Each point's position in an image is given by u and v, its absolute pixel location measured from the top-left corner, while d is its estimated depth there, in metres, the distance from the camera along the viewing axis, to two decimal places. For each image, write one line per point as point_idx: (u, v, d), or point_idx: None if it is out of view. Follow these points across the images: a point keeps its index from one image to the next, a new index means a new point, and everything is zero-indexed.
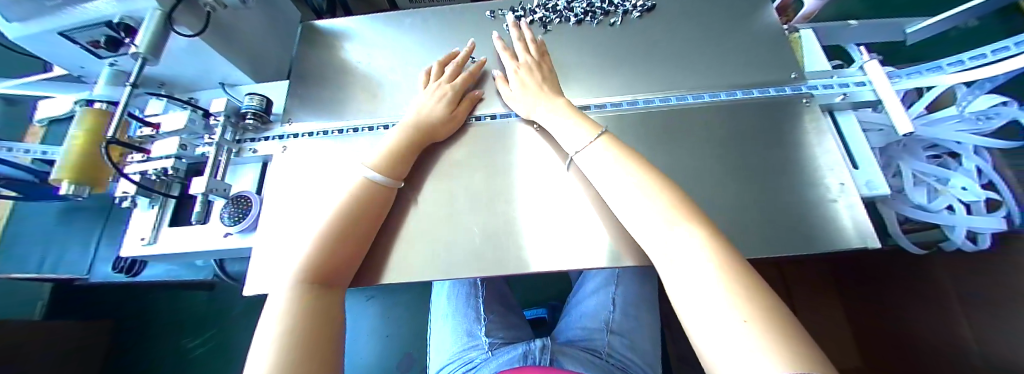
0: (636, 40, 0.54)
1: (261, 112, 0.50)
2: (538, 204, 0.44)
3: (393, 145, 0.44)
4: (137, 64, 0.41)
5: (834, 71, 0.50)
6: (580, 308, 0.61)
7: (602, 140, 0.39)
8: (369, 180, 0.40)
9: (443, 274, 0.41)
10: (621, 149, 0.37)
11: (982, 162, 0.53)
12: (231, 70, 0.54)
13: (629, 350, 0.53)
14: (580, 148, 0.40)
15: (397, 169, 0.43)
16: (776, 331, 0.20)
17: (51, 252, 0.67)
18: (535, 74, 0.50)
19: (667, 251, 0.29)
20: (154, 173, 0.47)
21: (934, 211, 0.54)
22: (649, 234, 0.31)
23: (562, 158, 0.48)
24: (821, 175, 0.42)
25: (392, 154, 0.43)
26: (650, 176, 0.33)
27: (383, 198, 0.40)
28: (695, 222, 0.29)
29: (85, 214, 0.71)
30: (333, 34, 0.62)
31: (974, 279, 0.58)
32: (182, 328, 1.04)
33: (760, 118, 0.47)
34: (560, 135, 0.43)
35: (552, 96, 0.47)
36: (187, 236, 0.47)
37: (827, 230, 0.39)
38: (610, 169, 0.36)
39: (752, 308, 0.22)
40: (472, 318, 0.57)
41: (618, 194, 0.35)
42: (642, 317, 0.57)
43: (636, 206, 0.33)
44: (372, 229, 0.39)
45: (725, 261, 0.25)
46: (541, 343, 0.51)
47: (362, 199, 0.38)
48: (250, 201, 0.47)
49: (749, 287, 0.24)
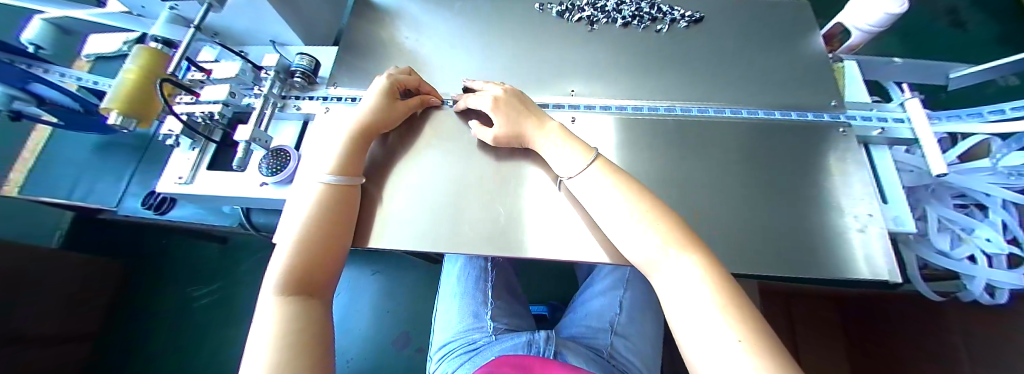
0: (679, 49, 0.55)
1: (309, 73, 0.53)
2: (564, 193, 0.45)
3: (347, 145, 0.42)
4: (203, 9, 0.45)
5: (874, 104, 0.51)
6: (586, 308, 0.61)
7: (597, 164, 0.37)
8: (328, 185, 0.38)
9: (469, 250, 0.42)
10: (622, 178, 0.35)
11: (1009, 217, 0.53)
12: (284, 29, 0.56)
13: (631, 354, 0.53)
14: (574, 175, 0.38)
15: (353, 166, 0.42)
16: (766, 352, 0.21)
17: (84, 182, 0.69)
18: (506, 103, 0.46)
19: (656, 260, 0.29)
20: (201, 116, 0.49)
21: (955, 259, 0.53)
22: (633, 243, 0.31)
23: (552, 177, 0.47)
24: (852, 205, 0.42)
25: (347, 153, 0.42)
26: (644, 200, 0.32)
27: (348, 196, 0.40)
28: (687, 239, 0.29)
29: (121, 151, 0.73)
30: (384, 7, 0.63)
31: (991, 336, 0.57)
32: (188, 277, 1.06)
33: (795, 140, 0.47)
34: (555, 160, 0.41)
35: (543, 118, 0.44)
36: (223, 181, 0.49)
37: (837, 262, 0.39)
38: (597, 180, 0.35)
39: (745, 329, 0.22)
40: (479, 301, 0.58)
41: (607, 212, 0.34)
42: (647, 323, 0.58)
43: (622, 223, 0.32)
44: (350, 213, 0.40)
45: (715, 279, 0.26)
46: (546, 334, 0.51)
47: (336, 200, 0.38)
48: (288, 155, 0.48)
49: (739, 306, 0.24)
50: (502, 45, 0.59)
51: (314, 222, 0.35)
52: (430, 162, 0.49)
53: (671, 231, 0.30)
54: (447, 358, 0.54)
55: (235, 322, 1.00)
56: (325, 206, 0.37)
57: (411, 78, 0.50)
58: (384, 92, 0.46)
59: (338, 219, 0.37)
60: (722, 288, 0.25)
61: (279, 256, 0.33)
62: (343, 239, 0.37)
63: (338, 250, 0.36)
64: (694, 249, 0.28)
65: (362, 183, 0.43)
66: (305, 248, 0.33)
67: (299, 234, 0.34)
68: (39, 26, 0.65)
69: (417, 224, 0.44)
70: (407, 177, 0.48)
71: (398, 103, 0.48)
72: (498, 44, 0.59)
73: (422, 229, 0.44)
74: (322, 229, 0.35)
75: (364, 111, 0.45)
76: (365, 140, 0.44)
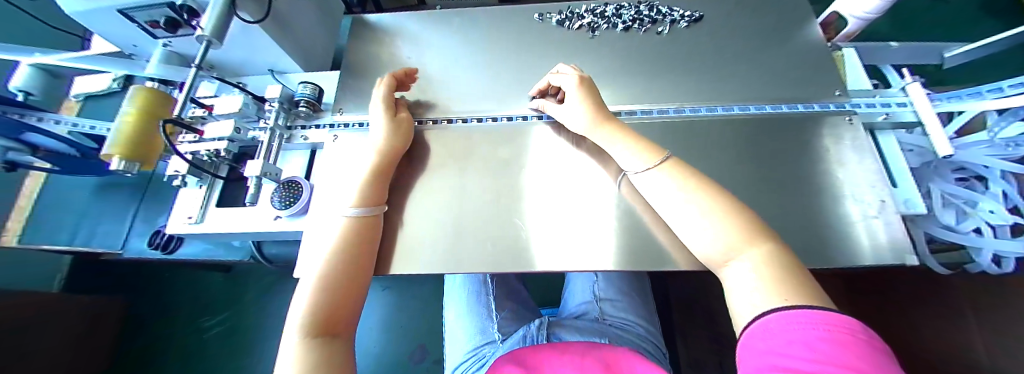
0: (683, 50, 0.56)
1: (313, 101, 0.51)
2: (575, 204, 0.46)
3: (368, 174, 0.42)
4: (202, 47, 0.43)
5: (876, 90, 0.51)
6: (570, 288, 0.66)
7: (664, 167, 0.38)
8: (350, 217, 0.38)
9: (494, 268, 0.42)
10: (682, 172, 0.37)
11: (1008, 186, 0.55)
12: (282, 56, 0.55)
13: (621, 311, 0.57)
14: (637, 171, 0.40)
15: (376, 194, 0.42)
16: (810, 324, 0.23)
17: (87, 226, 0.68)
18: (593, 94, 0.46)
19: (725, 255, 0.31)
20: (206, 153, 0.49)
21: (962, 233, 0.55)
22: (698, 240, 0.33)
23: (612, 175, 0.48)
24: (868, 191, 0.43)
25: (370, 183, 0.42)
26: (715, 199, 0.34)
27: (371, 226, 0.40)
28: (754, 233, 0.31)
29: (120, 190, 0.72)
30: (381, 26, 0.63)
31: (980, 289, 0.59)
32: (195, 308, 1.05)
33: (807, 132, 0.48)
34: (618, 158, 0.43)
35: (603, 118, 0.44)
36: (235, 217, 0.49)
37: (853, 251, 0.40)
38: (661, 181, 0.38)
39: (794, 308, 0.25)
40: (486, 315, 0.59)
41: (673, 214, 0.36)
42: (621, 281, 0.62)
43: (688, 219, 0.35)
44: (371, 244, 0.39)
45: (778, 270, 0.28)
46: (540, 321, 0.54)
47: (361, 230, 0.39)
48: (299, 186, 0.48)
49: (798, 294, 0.26)
50: (504, 57, 0.58)
51: (331, 261, 0.35)
52: (446, 182, 0.49)
53: (738, 227, 0.32)
54: None
55: (246, 351, 0.99)
56: (348, 242, 0.37)
57: (393, 84, 0.50)
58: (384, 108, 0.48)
59: (359, 252, 0.37)
60: (784, 282, 0.27)
61: (302, 296, 0.33)
62: (363, 272, 0.37)
63: (357, 285, 0.36)
64: (766, 244, 0.30)
65: (385, 209, 0.43)
66: (327, 290, 0.33)
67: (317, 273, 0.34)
68: (27, 71, 0.65)
69: (434, 246, 0.44)
70: (424, 200, 0.47)
71: (398, 114, 0.49)
72: (500, 56, 0.59)
73: (443, 253, 0.44)
74: (346, 267, 0.35)
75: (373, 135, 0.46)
76: (384, 171, 0.44)
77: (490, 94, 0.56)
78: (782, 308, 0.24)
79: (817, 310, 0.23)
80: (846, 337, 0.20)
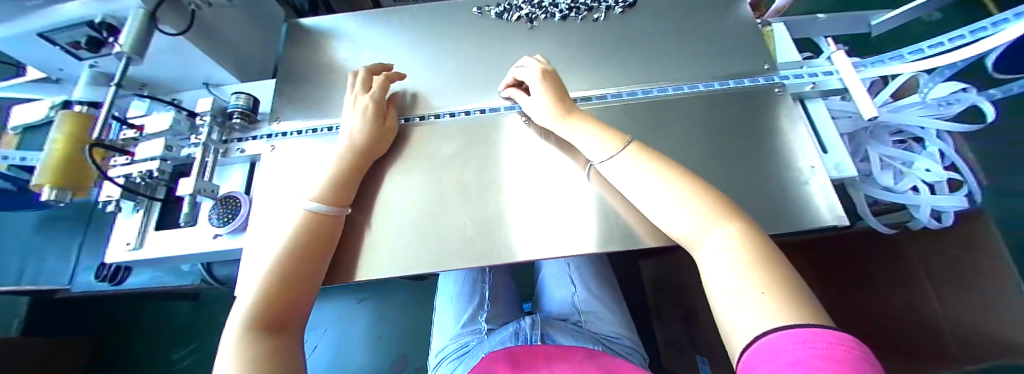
0: (619, 34, 0.56)
1: (248, 112, 0.50)
2: (544, 193, 0.46)
3: (336, 170, 0.42)
4: (122, 65, 0.42)
5: (803, 61, 0.53)
6: (549, 286, 0.66)
7: (628, 151, 0.40)
8: (311, 211, 0.38)
9: (441, 266, 0.42)
10: (647, 157, 0.39)
11: (944, 145, 0.57)
12: (213, 68, 0.54)
13: (605, 323, 0.58)
14: (604, 159, 0.42)
15: (343, 194, 0.42)
16: (785, 299, 0.25)
17: (32, 264, 0.66)
18: (555, 85, 0.47)
19: (697, 234, 0.33)
20: (138, 175, 0.47)
21: (901, 192, 0.57)
22: (673, 221, 0.35)
23: (581, 165, 0.48)
24: (795, 159, 0.44)
25: (340, 181, 0.42)
26: (682, 181, 0.36)
27: (331, 227, 0.39)
28: (722, 212, 0.33)
29: (64, 224, 0.69)
30: (320, 33, 0.62)
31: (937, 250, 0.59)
32: (167, 339, 1.02)
33: (740, 106, 0.49)
34: (582, 147, 0.44)
35: (569, 111, 0.45)
36: (174, 240, 0.47)
37: (783, 217, 0.41)
38: (628, 166, 0.40)
39: (768, 284, 0.27)
40: (472, 304, 0.62)
41: (646, 198, 0.38)
42: (606, 293, 0.64)
43: (659, 203, 0.36)
44: (329, 240, 0.39)
45: (750, 245, 0.30)
46: (531, 320, 0.54)
47: (318, 224, 0.38)
48: (238, 201, 0.47)
49: (769, 267, 0.28)
50: (444, 54, 0.58)
51: (286, 249, 0.35)
52: (389, 183, 0.48)
53: (710, 207, 0.34)
54: (442, 364, 0.57)
55: None
56: (307, 234, 0.37)
57: (384, 90, 0.51)
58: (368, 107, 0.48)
59: (317, 245, 0.37)
60: (759, 260, 0.29)
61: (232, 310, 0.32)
62: (318, 266, 0.36)
63: (311, 272, 0.35)
64: (733, 221, 0.33)
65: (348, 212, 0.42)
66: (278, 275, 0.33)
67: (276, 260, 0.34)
68: None
69: (379, 249, 0.43)
70: (367, 202, 0.47)
71: (385, 122, 0.49)
72: (441, 54, 0.58)
73: (389, 255, 0.43)
74: (297, 254, 0.35)
75: (349, 132, 0.46)
76: (355, 168, 0.44)
77: (433, 92, 0.56)
78: (783, 328, 0.23)
79: (806, 328, 0.22)
80: (842, 355, 0.19)
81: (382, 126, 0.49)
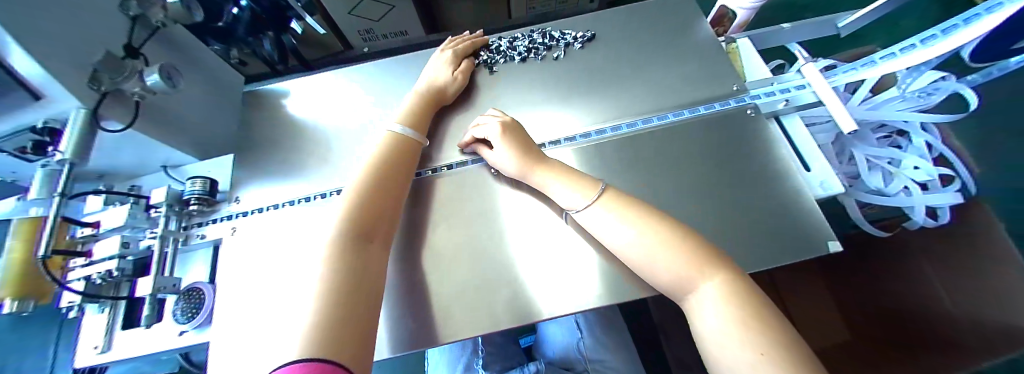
0: (580, 69, 0.55)
1: (206, 196, 0.49)
2: (532, 244, 0.45)
3: (413, 106, 0.51)
4: (65, 170, 0.40)
5: (773, 78, 0.51)
6: (550, 332, 0.65)
7: (603, 201, 0.39)
8: (397, 132, 0.47)
9: (421, 345, 0.40)
10: (623, 204, 0.38)
11: (930, 137, 0.56)
12: (169, 151, 0.52)
13: (610, 372, 0.55)
14: (580, 208, 0.40)
15: (421, 123, 0.50)
16: (782, 361, 0.24)
17: (9, 363, 0.64)
18: (518, 136, 0.46)
19: (684, 285, 0.32)
20: (98, 276, 0.45)
21: (892, 195, 0.54)
22: (659, 271, 0.34)
23: (558, 211, 0.47)
24: (774, 187, 0.43)
25: (416, 113, 0.50)
26: (656, 227, 0.35)
27: (408, 147, 0.47)
28: (703, 262, 0.32)
29: (40, 317, 0.67)
30: (280, 98, 0.60)
31: (941, 258, 0.56)
32: None
33: (710, 134, 0.48)
34: (556, 197, 0.42)
35: (538, 161, 0.44)
36: (141, 339, 0.45)
37: (767, 255, 0.40)
38: (602, 216, 0.38)
39: (761, 343, 0.25)
40: (469, 353, 0.60)
41: (623, 249, 0.37)
42: (608, 336, 0.61)
43: (637, 254, 0.36)
44: (406, 168, 0.45)
45: (737, 297, 0.29)
46: (535, 368, 0.52)
47: (402, 147, 0.46)
48: (202, 292, 0.45)
49: (761, 323, 0.27)
50: None
51: (373, 174, 0.42)
52: None
53: (690, 258, 0.32)
54: None
55: None
56: (390, 151, 0.45)
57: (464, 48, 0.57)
58: (450, 60, 0.55)
59: (396, 176, 0.43)
60: (749, 314, 0.28)
61: None
62: (396, 202, 0.42)
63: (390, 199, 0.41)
64: (718, 270, 0.31)
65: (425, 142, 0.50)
66: (364, 196, 0.39)
67: (366, 175, 0.41)
68: None
69: None
70: None
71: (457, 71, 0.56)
72: None
73: None
74: (384, 178, 0.42)
75: (431, 78, 0.54)
76: (429, 103, 0.52)
77: None
78: None
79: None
80: None
81: (455, 78, 0.54)
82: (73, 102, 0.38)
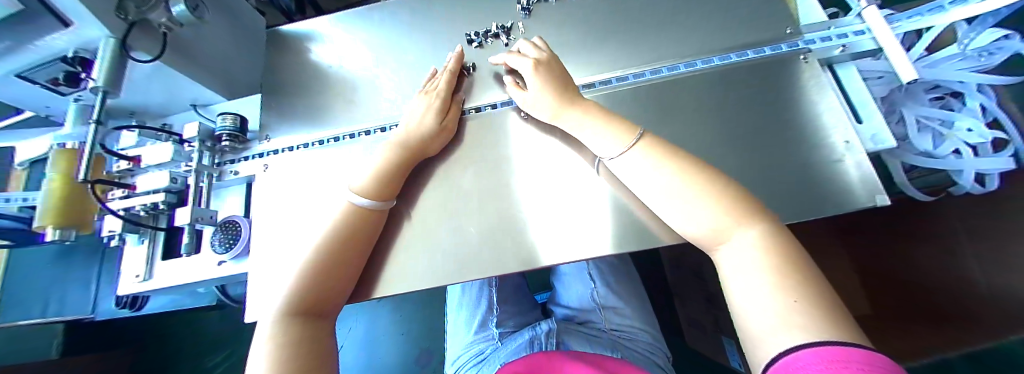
0: (620, 9, 0.52)
1: (237, 132, 0.48)
2: (564, 187, 0.44)
3: (385, 160, 0.41)
4: (98, 99, 0.39)
5: (830, 22, 0.48)
6: (565, 284, 0.64)
7: (640, 147, 0.35)
8: (356, 205, 0.37)
9: (456, 278, 0.40)
10: (661, 153, 0.35)
11: (986, 99, 0.49)
12: (199, 89, 0.52)
13: (624, 319, 0.57)
14: (613, 157, 0.37)
15: (388, 189, 0.40)
16: (816, 312, 0.22)
17: (54, 296, 0.67)
18: (552, 78, 0.44)
19: (716, 236, 0.30)
20: (141, 207, 0.47)
21: (941, 158, 0.50)
22: (688, 220, 0.32)
23: (590, 160, 0.45)
24: (825, 135, 0.41)
25: (384, 174, 0.40)
26: (682, 169, 0.33)
27: (375, 223, 0.39)
28: (741, 212, 0.29)
29: (80, 254, 0.70)
30: (302, 38, 0.59)
31: (984, 224, 0.53)
32: (197, 351, 1.04)
33: (758, 78, 0.45)
34: (590, 144, 0.40)
35: (569, 102, 0.42)
36: (180, 268, 0.47)
37: (815, 201, 0.38)
38: (637, 164, 0.35)
39: (794, 291, 0.24)
40: (484, 308, 0.60)
41: (649, 194, 0.35)
42: (620, 285, 0.62)
43: (665, 198, 0.33)
44: (367, 244, 0.38)
45: (776, 250, 0.27)
46: (547, 328, 0.53)
47: (361, 220, 0.37)
48: (238, 225, 0.46)
49: (795, 278, 0.25)
50: (439, 46, 0.55)
51: (331, 238, 0.35)
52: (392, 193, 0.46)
53: (728, 209, 0.29)
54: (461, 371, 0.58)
55: None
56: (351, 222, 0.37)
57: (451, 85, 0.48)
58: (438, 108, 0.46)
59: (360, 234, 0.37)
60: (784, 264, 0.26)
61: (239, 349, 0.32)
62: (358, 258, 0.37)
63: (348, 273, 0.35)
64: (756, 221, 0.29)
65: (394, 204, 0.41)
66: (322, 264, 0.34)
67: (322, 241, 0.35)
68: None
69: (390, 264, 0.42)
70: None
71: (444, 116, 0.47)
72: (435, 47, 0.55)
73: (401, 270, 0.41)
74: (343, 244, 0.35)
75: (408, 125, 0.45)
76: (407, 159, 0.42)
77: None
78: (804, 345, 0.20)
79: (838, 346, 0.19)
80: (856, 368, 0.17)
81: (435, 132, 0.45)
82: (101, 30, 0.37)
